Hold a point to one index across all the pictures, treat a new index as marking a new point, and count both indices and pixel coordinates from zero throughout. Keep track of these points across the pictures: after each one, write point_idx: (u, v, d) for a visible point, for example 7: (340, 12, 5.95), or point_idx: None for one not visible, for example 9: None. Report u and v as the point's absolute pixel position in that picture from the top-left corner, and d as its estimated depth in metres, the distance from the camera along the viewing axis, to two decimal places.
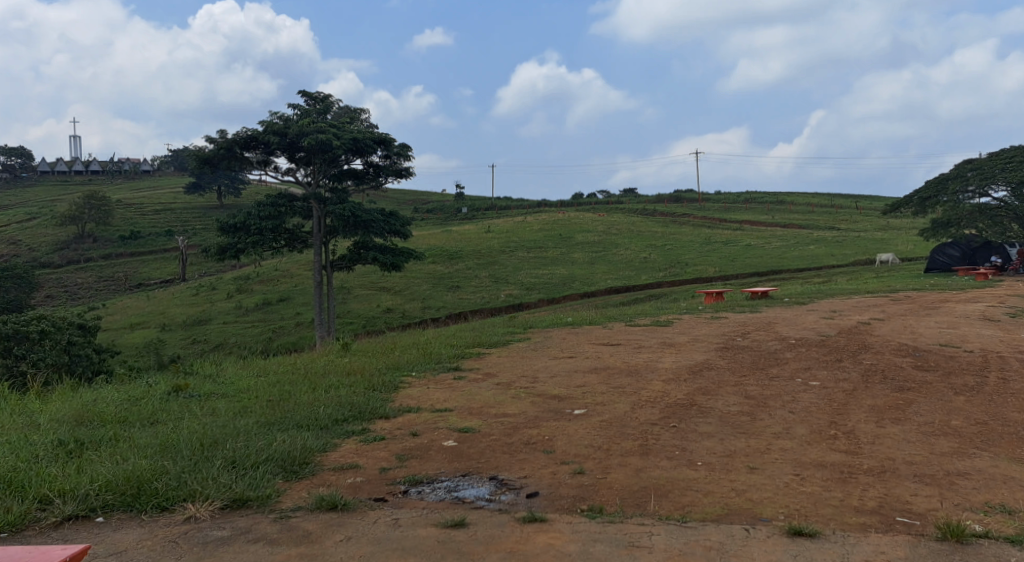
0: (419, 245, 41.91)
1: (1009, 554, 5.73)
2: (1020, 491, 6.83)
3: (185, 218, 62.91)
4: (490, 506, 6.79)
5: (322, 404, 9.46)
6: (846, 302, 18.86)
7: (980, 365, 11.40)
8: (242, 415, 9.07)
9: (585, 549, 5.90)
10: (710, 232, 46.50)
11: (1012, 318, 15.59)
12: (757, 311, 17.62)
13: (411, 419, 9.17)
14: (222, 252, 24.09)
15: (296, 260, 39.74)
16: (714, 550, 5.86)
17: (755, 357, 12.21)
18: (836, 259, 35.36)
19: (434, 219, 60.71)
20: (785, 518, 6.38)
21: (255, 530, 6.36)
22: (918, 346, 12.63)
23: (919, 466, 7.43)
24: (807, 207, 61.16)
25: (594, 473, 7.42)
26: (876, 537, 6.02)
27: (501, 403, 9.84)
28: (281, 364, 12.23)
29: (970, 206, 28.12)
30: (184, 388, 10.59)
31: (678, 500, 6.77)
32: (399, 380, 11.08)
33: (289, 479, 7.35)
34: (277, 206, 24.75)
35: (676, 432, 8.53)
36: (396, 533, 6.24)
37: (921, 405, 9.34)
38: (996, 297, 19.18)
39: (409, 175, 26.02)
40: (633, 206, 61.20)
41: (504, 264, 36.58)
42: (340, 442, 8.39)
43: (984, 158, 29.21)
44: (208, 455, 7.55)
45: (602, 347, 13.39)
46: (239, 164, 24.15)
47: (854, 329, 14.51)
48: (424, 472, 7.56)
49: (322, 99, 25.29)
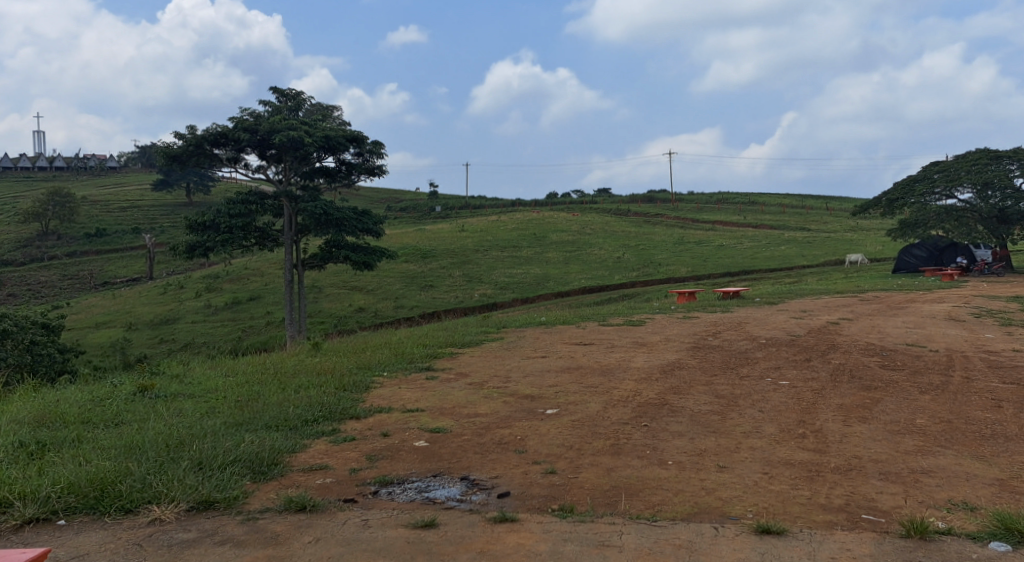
0: (391, 244, 41.64)
1: (972, 550, 5.80)
2: (983, 488, 6.95)
3: (154, 216, 61.98)
4: (461, 507, 6.75)
5: (291, 405, 9.37)
6: (815, 303, 19.06)
7: (945, 364, 11.57)
8: (210, 416, 8.96)
9: (555, 549, 5.90)
10: (682, 233, 46.80)
11: (976, 318, 15.83)
12: (727, 310, 17.72)
13: (382, 420, 9.11)
14: (192, 250, 23.83)
15: (267, 259, 39.35)
16: (683, 548, 5.89)
17: (725, 357, 12.28)
18: (806, 260, 35.73)
19: (408, 217, 60.55)
20: (754, 516, 6.42)
21: (221, 532, 6.28)
22: (884, 346, 12.79)
23: (885, 463, 7.53)
24: (777, 208, 61.76)
25: (566, 472, 7.42)
26: (843, 534, 6.08)
27: (473, 403, 9.80)
28: (250, 364, 12.09)
29: (936, 207, 28.31)
30: (150, 388, 10.43)
31: (649, 499, 6.79)
32: (370, 380, 10.99)
33: (257, 480, 7.28)
34: (247, 203, 24.50)
35: (647, 431, 8.56)
36: (366, 534, 6.19)
37: (887, 404, 9.47)
38: (963, 298, 19.50)
39: (381, 173, 25.84)
40: (607, 206, 61.46)
41: (477, 263, 36.48)
42: (310, 443, 8.31)
43: (949, 162, 29.73)
44: (173, 457, 7.43)
45: (575, 348, 13.38)
46: (209, 161, 23.82)
47: (822, 328, 14.68)
48: (395, 472, 7.52)
49: (294, 96, 24.96)
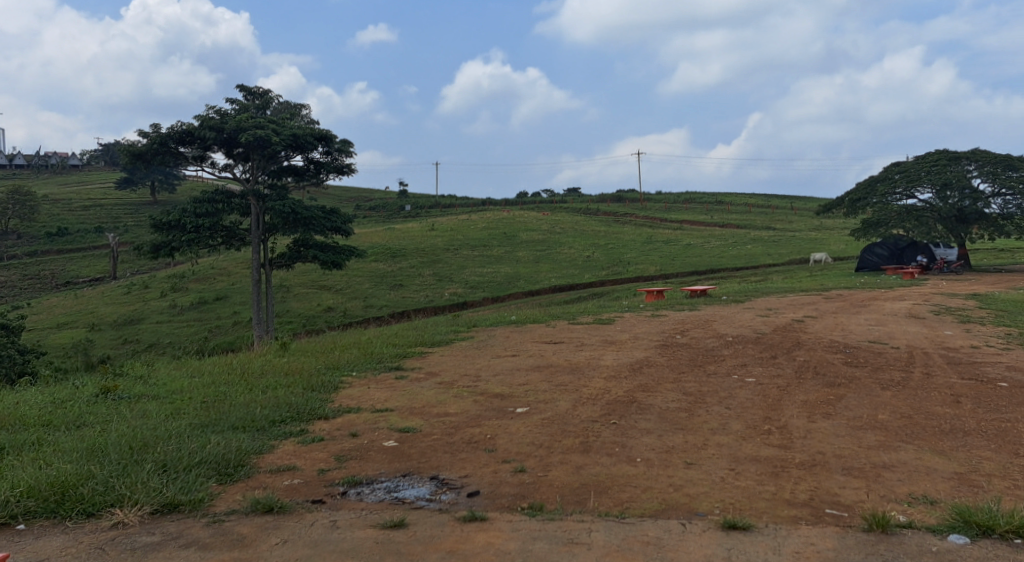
0: (360, 243, 41.38)
1: (931, 543, 5.92)
2: (942, 482, 7.09)
3: (116, 214, 61.02)
4: (430, 506, 6.75)
5: (259, 405, 9.30)
6: (781, 301, 19.30)
7: (906, 361, 11.79)
8: (175, 418, 8.85)
9: (525, 547, 5.92)
10: (651, 232, 47.10)
11: (937, 315, 16.14)
12: (695, 308, 17.87)
13: (351, 420, 9.07)
14: (156, 250, 23.52)
15: (233, 258, 38.89)
16: (651, 545, 5.95)
17: (693, 355, 12.40)
18: (772, 259, 36.13)
19: (376, 216, 60.19)
20: (720, 512, 6.50)
21: (186, 535, 6.22)
22: (848, 343, 13.01)
23: (848, 459, 7.66)
24: (745, 207, 62.32)
25: (535, 471, 7.45)
26: (806, 529, 6.18)
27: (443, 402, 9.79)
28: (216, 365, 11.97)
29: (898, 207, 28.80)
30: (112, 390, 10.27)
31: (618, 497, 6.83)
32: (338, 380, 10.94)
33: (223, 482, 7.20)
34: (213, 202, 24.21)
35: (616, 429, 8.62)
36: (335, 535, 6.17)
37: (851, 400, 9.63)
38: (923, 295, 19.89)
39: (350, 172, 25.73)
40: (577, 205, 61.64)
41: (447, 262, 36.40)
42: (277, 444, 8.25)
43: (910, 162, 30.30)
44: (137, 459, 7.34)
45: (545, 346, 13.42)
46: (173, 159, 23.53)
47: (787, 326, 14.86)
48: (363, 473, 7.50)
49: (261, 94, 24.75)
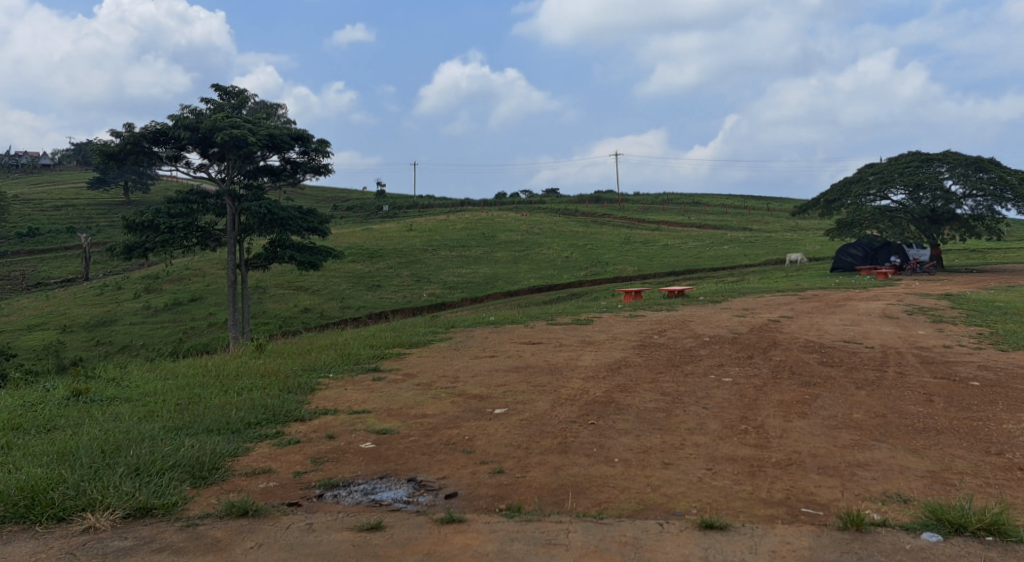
0: (338, 244, 41.21)
1: (904, 541, 5.98)
2: (915, 480, 7.16)
3: (88, 215, 60.23)
4: (408, 508, 6.72)
5: (234, 408, 9.21)
6: (758, 301, 19.44)
7: (880, 360, 11.90)
8: (148, 421, 8.73)
9: (502, 548, 5.90)
10: (629, 232, 47.32)
11: (911, 315, 16.33)
12: (672, 309, 17.95)
13: (328, 422, 9.00)
14: (129, 251, 23.23)
15: (208, 259, 38.55)
16: (628, 545, 5.95)
17: (670, 355, 12.43)
18: (748, 259, 36.39)
19: (354, 216, 59.93)
20: (698, 512, 6.52)
21: (159, 540, 6.14)
22: (823, 343, 13.13)
23: (823, 458, 7.71)
24: (722, 208, 62.75)
25: (513, 472, 7.43)
26: (782, 528, 6.21)
27: (421, 404, 9.76)
28: (190, 367, 11.84)
29: (872, 208, 29.17)
30: (84, 392, 10.13)
31: (596, 497, 6.84)
32: (315, 381, 10.86)
33: (197, 485, 7.12)
34: (188, 203, 23.99)
35: (594, 429, 8.62)
36: (311, 538, 6.12)
37: (826, 399, 9.71)
38: (896, 295, 20.12)
39: (327, 172, 25.58)
40: (556, 206, 61.76)
41: (425, 263, 36.34)
42: (253, 446, 8.17)
43: (885, 164, 30.71)
44: (109, 463, 7.23)
45: (523, 347, 13.43)
46: (147, 159, 23.28)
47: (764, 326, 14.96)
48: (340, 475, 7.44)
49: (237, 93, 24.52)
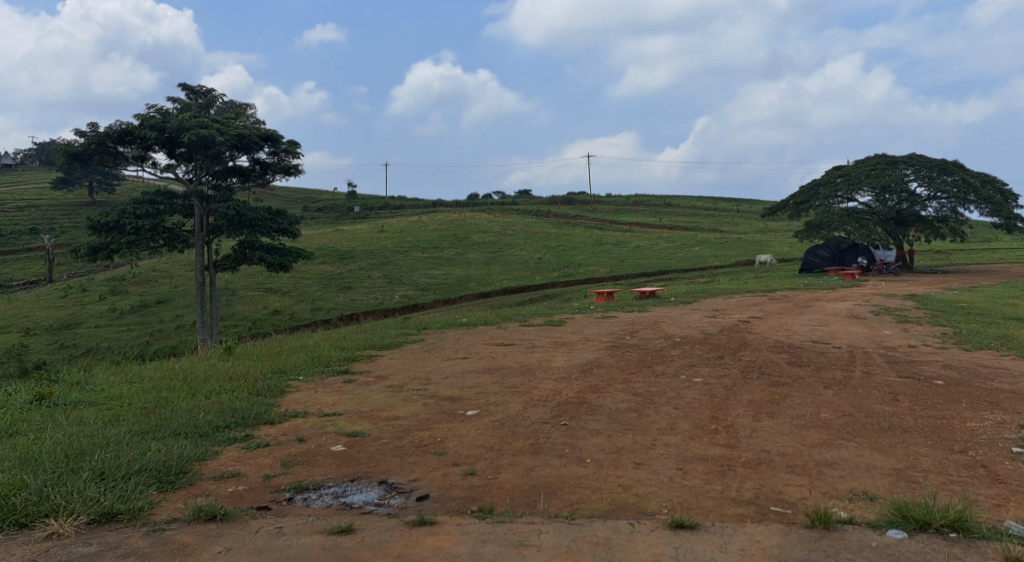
0: (309, 245, 40.94)
1: (871, 538, 6.05)
2: (881, 478, 7.25)
3: (52, 216, 59.25)
4: (379, 511, 6.67)
5: (202, 411, 9.09)
6: (728, 302, 19.64)
7: (847, 360, 12.05)
8: (113, 424, 8.61)
9: (474, 550, 5.90)
10: (601, 233, 47.57)
11: (878, 316, 16.58)
12: (643, 310, 18.04)
13: (298, 425, 8.92)
14: (94, 252, 22.85)
15: (176, 260, 38.12)
16: (600, 545, 5.96)
17: (642, 356, 12.48)
18: (718, 260, 36.69)
19: (325, 217, 59.65)
20: (669, 511, 6.55)
21: (124, 546, 6.03)
22: (792, 343, 13.28)
23: (792, 457, 7.77)
24: (692, 210, 63.33)
25: (485, 473, 7.43)
26: (752, 527, 6.26)
27: (392, 406, 9.71)
28: (157, 370, 11.67)
29: (840, 210, 29.53)
30: (47, 397, 9.95)
31: (567, 497, 6.86)
32: (285, 384, 10.76)
33: (164, 490, 7.03)
34: (155, 203, 23.69)
35: (566, 430, 8.62)
36: (280, 542, 6.06)
37: (795, 399, 9.81)
38: (863, 296, 20.42)
39: (297, 173, 25.40)
40: (529, 207, 61.91)
41: (397, 264, 36.22)
42: (221, 450, 8.07)
43: (851, 166, 31.18)
44: (73, 468, 7.11)
45: (496, 348, 13.44)
46: (113, 160, 22.95)
47: (734, 327, 15.09)
48: (311, 478, 7.37)
49: (204, 93, 24.20)
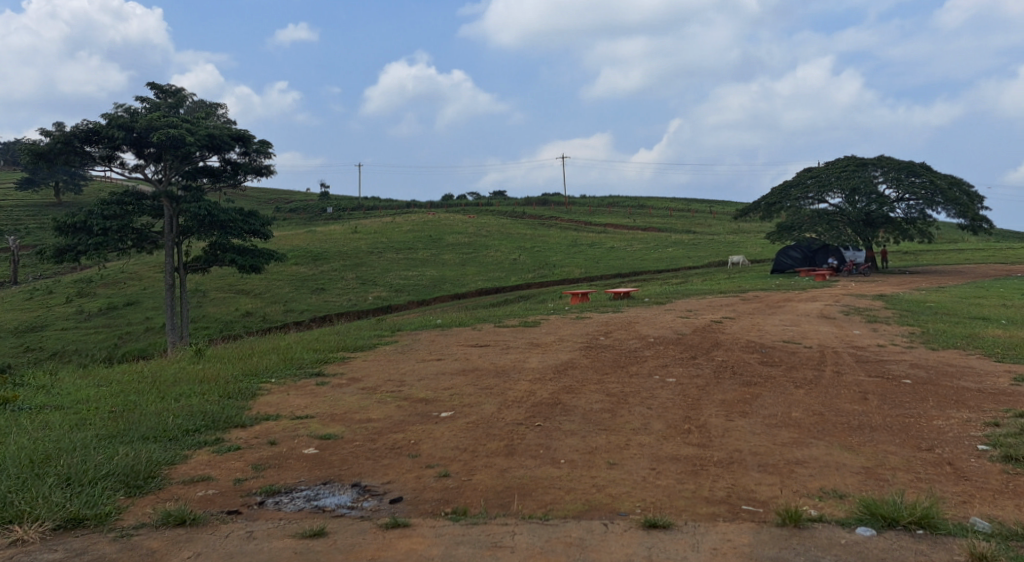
0: (281, 246, 40.73)
1: (840, 535, 6.12)
2: (851, 476, 7.34)
3: (18, 216, 58.37)
4: (352, 515, 6.62)
5: (171, 414, 8.97)
6: (702, 302, 19.79)
7: (818, 360, 12.16)
8: (80, 428, 8.47)
9: (447, 552, 5.88)
10: (574, 234, 47.82)
11: (848, 315, 16.77)
12: (618, 311, 18.14)
13: (269, 428, 8.84)
14: (60, 254, 22.49)
15: (146, 261, 37.66)
16: (573, 546, 5.97)
17: (616, 356, 12.52)
18: (691, 260, 36.93)
19: (298, 218, 59.34)
20: (641, 511, 6.57)
21: (91, 551, 5.94)
22: (764, 343, 13.38)
23: (763, 456, 7.83)
24: (666, 211, 63.83)
25: (459, 475, 7.41)
26: (724, 526, 6.30)
27: (365, 408, 9.64)
28: (125, 373, 11.52)
29: (810, 211, 29.91)
30: (12, 401, 9.78)
31: (541, 498, 6.85)
32: (256, 387, 10.65)
33: (132, 495, 6.92)
34: (123, 204, 23.36)
35: (539, 431, 8.62)
36: (251, 546, 5.99)
37: (767, 399, 9.88)
38: (834, 296, 20.62)
39: (269, 173, 25.19)
40: (504, 208, 61.99)
41: (371, 265, 36.07)
42: (191, 454, 7.96)
43: (822, 167, 31.58)
44: (38, 473, 6.98)
45: (470, 349, 13.41)
46: (79, 159, 22.59)
47: (706, 327, 15.19)
48: (283, 481, 7.31)
49: (174, 92, 24.00)
